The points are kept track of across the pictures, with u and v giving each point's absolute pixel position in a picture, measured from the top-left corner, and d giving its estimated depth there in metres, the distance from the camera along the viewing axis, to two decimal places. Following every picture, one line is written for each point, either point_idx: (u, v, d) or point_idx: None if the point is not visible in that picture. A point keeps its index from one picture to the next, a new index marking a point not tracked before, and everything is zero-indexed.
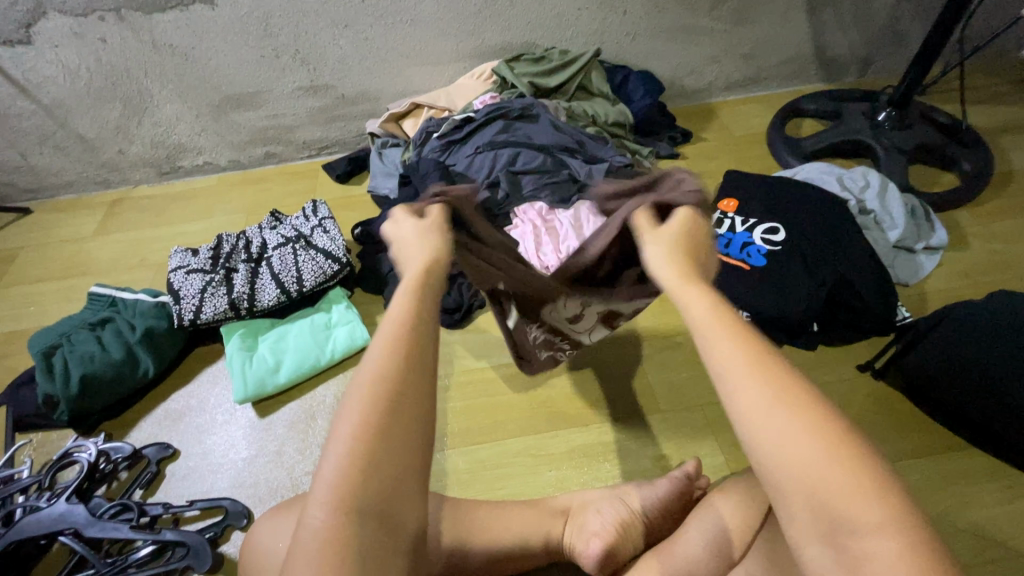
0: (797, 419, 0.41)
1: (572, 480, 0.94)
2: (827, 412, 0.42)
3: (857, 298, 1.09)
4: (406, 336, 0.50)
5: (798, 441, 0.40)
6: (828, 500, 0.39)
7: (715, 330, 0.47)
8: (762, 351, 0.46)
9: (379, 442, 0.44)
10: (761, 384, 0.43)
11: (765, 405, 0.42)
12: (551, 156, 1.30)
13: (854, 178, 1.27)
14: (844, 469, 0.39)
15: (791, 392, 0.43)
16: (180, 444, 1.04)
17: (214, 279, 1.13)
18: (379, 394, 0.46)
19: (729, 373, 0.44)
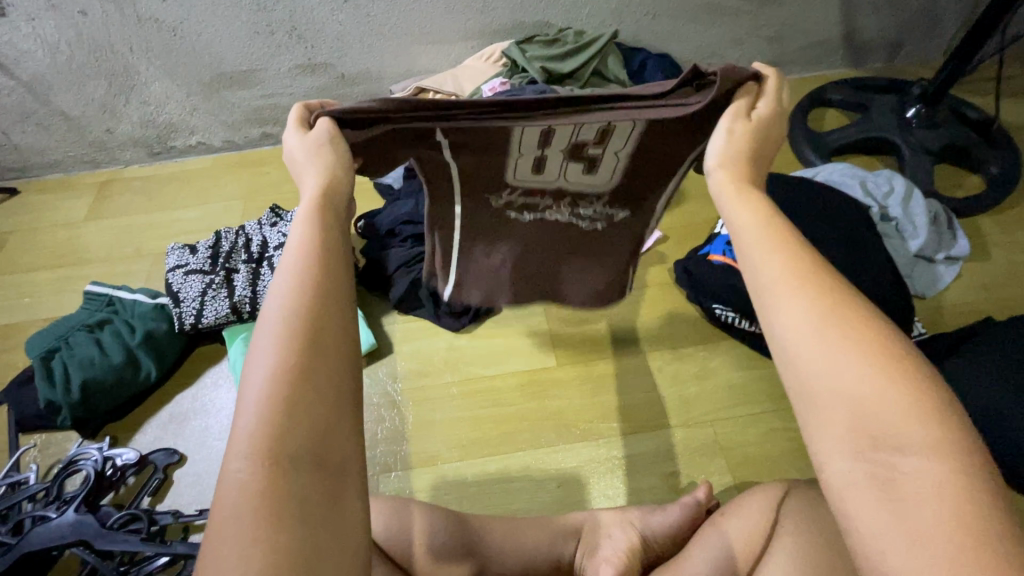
0: (849, 337, 0.39)
1: (579, 496, 0.94)
2: (883, 333, 0.40)
3: (874, 314, 1.07)
4: (313, 272, 0.45)
5: (856, 355, 0.38)
6: (882, 416, 0.36)
7: (769, 242, 0.46)
8: (818, 267, 0.44)
9: (304, 374, 0.40)
10: (810, 301, 0.41)
11: (820, 322, 0.40)
12: None
13: (878, 183, 1.22)
14: (899, 389, 0.37)
15: (842, 308, 0.41)
16: (186, 449, 1.03)
17: (214, 281, 1.08)
18: (294, 331, 0.42)
19: (777, 287, 0.43)
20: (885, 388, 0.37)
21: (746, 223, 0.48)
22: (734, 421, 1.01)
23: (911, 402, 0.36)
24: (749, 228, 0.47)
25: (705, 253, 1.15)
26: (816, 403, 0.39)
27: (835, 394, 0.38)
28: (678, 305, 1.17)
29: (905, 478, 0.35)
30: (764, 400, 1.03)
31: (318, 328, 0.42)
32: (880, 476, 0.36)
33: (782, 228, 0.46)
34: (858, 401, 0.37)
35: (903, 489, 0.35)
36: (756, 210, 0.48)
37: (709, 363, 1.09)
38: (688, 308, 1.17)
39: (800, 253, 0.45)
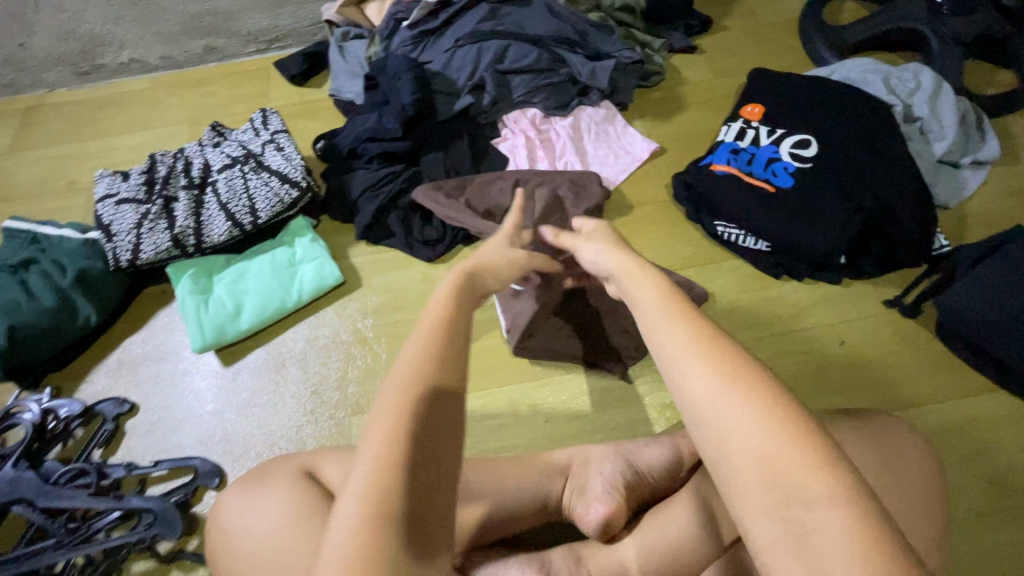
0: (743, 399, 0.42)
1: (568, 433, 0.87)
2: (774, 392, 0.42)
3: (895, 228, 0.94)
4: (442, 347, 0.49)
5: (743, 413, 0.41)
6: (778, 468, 0.39)
7: (670, 322, 0.49)
8: (713, 334, 0.47)
9: (416, 439, 0.44)
10: (708, 365, 0.44)
11: (716, 390, 0.43)
12: (546, 51, 1.12)
13: (903, 79, 1.08)
14: (786, 442, 0.39)
15: (738, 372, 0.43)
16: (139, 398, 0.94)
17: (150, 211, 0.94)
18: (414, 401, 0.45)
19: (675, 360, 0.46)
20: (775, 443, 0.39)
21: (651, 304, 0.52)
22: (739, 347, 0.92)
23: (798, 451, 0.39)
24: (653, 310, 0.51)
25: (707, 164, 1.05)
26: (723, 467, 0.41)
27: (738, 452, 0.40)
28: (676, 225, 1.06)
29: (811, 529, 0.37)
30: (770, 323, 0.94)
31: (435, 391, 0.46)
32: (791, 530, 0.37)
33: (683, 309, 0.50)
34: (763, 459, 0.39)
35: (808, 539, 0.36)
36: (659, 293, 0.53)
37: (709, 285, 0.99)
38: (687, 226, 1.06)
39: (699, 324, 0.48)
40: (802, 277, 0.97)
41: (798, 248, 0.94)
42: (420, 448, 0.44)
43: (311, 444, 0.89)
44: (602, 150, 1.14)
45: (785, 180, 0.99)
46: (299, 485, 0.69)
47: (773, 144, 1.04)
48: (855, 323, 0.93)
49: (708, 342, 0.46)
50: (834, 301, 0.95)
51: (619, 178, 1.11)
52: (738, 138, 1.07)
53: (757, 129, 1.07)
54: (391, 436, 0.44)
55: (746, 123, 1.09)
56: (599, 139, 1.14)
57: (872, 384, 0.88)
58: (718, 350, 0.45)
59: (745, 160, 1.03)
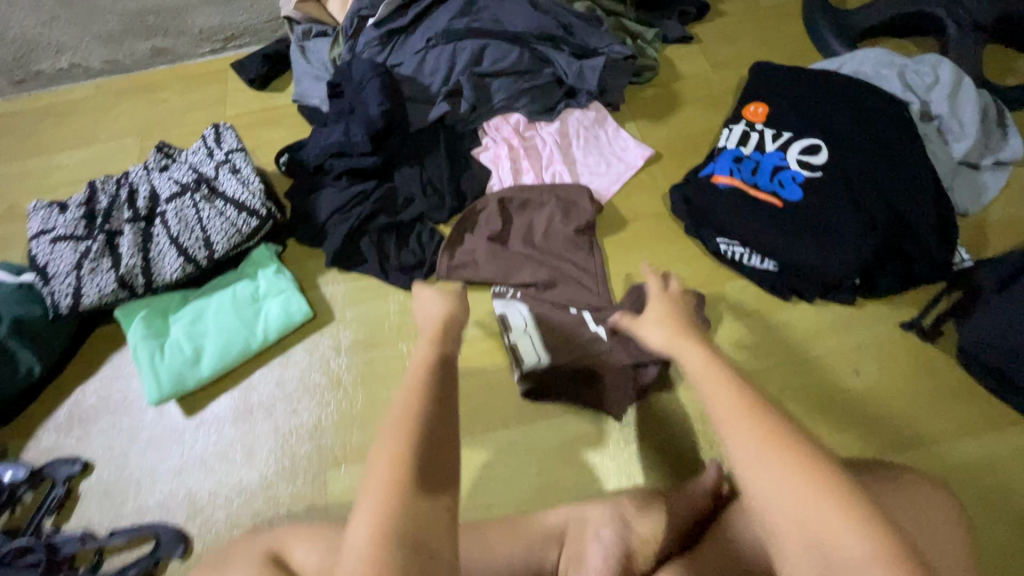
0: (788, 461, 0.41)
1: (563, 482, 0.80)
2: (816, 452, 0.42)
3: (914, 245, 0.86)
4: (422, 392, 0.50)
5: (783, 472, 0.41)
6: (822, 532, 0.38)
7: (709, 379, 0.48)
8: (753, 392, 0.46)
9: (409, 482, 0.44)
10: (749, 424, 0.44)
11: (754, 450, 0.43)
12: (528, 50, 1.01)
13: (920, 72, 0.99)
14: (823, 497, 0.39)
15: (780, 431, 0.43)
16: (94, 455, 0.86)
17: (90, 249, 0.84)
18: (401, 445, 0.46)
19: (718, 418, 0.45)
20: (810, 497, 0.40)
21: (694, 361, 0.52)
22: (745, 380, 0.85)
23: (836, 507, 0.39)
24: (694, 364, 0.51)
25: (708, 174, 0.97)
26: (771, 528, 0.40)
27: (787, 519, 0.40)
28: (675, 242, 0.97)
29: None
30: (778, 351, 0.87)
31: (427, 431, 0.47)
32: None
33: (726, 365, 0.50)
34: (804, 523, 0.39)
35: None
36: (699, 351, 0.53)
37: (712, 310, 0.91)
38: (686, 242, 0.97)
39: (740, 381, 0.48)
40: (813, 299, 0.89)
41: (807, 269, 0.87)
42: (411, 492, 0.44)
43: (285, 504, 0.82)
44: (592, 157, 1.04)
45: (793, 192, 0.91)
46: (261, 571, 0.59)
47: (780, 150, 0.95)
48: (868, 348, 0.86)
49: (752, 397, 0.46)
50: (847, 324, 0.88)
51: (611, 189, 1.02)
52: (740, 143, 0.98)
53: (762, 133, 0.98)
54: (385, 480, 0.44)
55: (749, 125, 1.00)
56: (588, 145, 1.05)
57: (889, 418, 0.81)
58: (751, 400, 0.46)
59: (749, 169, 0.95)
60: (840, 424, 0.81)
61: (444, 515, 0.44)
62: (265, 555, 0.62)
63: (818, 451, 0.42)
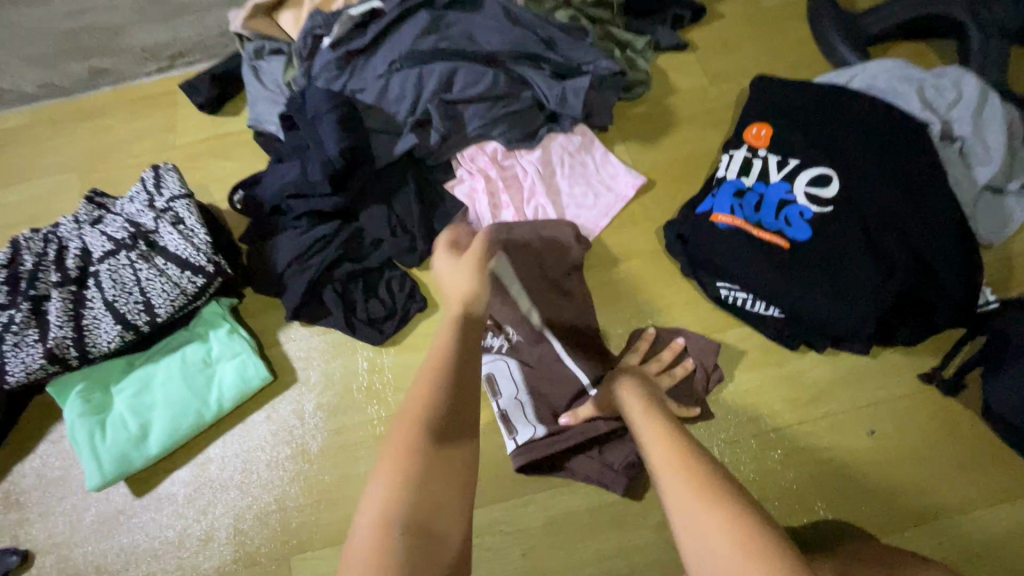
0: (723, 528, 0.47)
1: (551, 565, 0.73)
2: (755, 521, 0.47)
3: (934, 289, 0.78)
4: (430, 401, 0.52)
5: (714, 528, 0.47)
6: None
7: (653, 440, 0.58)
8: (698, 464, 0.53)
9: (419, 475, 0.49)
10: (713, 521, 0.48)
11: (691, 507, 0.50)
12: (504, 71, 0.91)
13: (940, 87, 0.89)
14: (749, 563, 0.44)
15: (720, 502, 0.49)
16: (34, 545, 0.78)
17: (13, 321, 0.75)
18: (406, 463, 0.49)
19: (661, 479, 0.54)
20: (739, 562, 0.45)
21: (636, 415, 0.64)
22: (749, 444, 0.78)
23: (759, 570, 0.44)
24: (651, 438, 0.59)
25: (706, 211, 0.87)
26: None
27: None
28: (671, 284, 0.89)
29: None
30: (786, 408, 0.79)
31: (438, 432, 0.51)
32: None
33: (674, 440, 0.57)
34: None
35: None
36: (642, 406, 0.65)
37: None
38: (682, 284, 0.88)
39: (691, 459, 0.54)
40: (823, 349, 0.81)
41: (817, 318, 0.79)
42: (420, 487, 0.49)
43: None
44: (579, 187, 0.94)
45: (801, 230, 0.82)
46: None
47: (786, 181, 0.86)
48: (884, 404, 0.78)
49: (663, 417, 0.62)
50: (860, 377, 0.80)
51: (600, 224, 0.92)
52: (742, 172, 0.88)
53: (766, 160, 0.88)
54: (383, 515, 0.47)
55: (752, 150, 0.90)
56: (574, 173, 0.95)
57: (906, 485, 0.74)
58: (671, 433, 0.59)
59: (752, 203, 0.85)
60: (853, 494, 0.74)
61: (457, 467, 0.51)
62: None
63: (731, 487, 0.51)
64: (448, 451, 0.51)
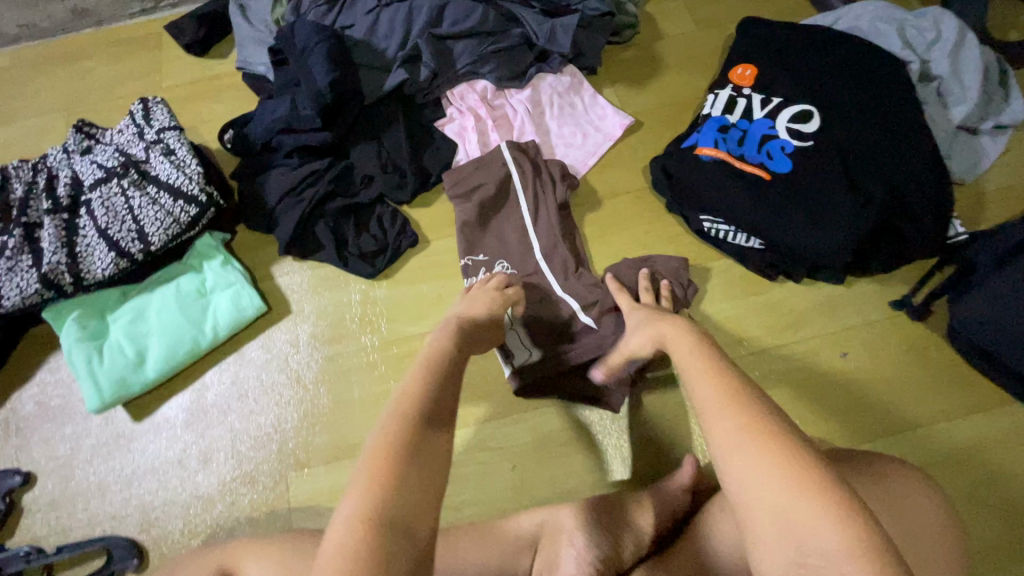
0: (765, 451, 0.42)
1: (537, 480, 0.76)
2: (798, 445, 0.42)
3: (909, 219, 0.80)
4: (421, 393, 0.50)
5: (763, 460, 0.41)
6: (799, 526, 0.38)
7: (693, 365, 0.52)
8: (739, 386, 0.47)
9: (401, 459, 0.44)
10: (754, 446, 0.42)
11: (735, 432, 0.43)
12: (494, 8, 0.92)
13: (920, 28, 0.91)
14: (796, 491, 0.39)
15: (763, 423, 0.43)
16: (36, 467, 0.80)
17: (7, 246, 0.75)
18: (393, 445, 0.45)
19: (701, 405, 0.47)
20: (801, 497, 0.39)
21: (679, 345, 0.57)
22: None
23: (814, 502, 0.39)
24: (687, 359, 0.53)
25: (692, 146, 0.89)
26: (745, 514, 0.41)
27: (760, 503, 0.40)
28: (656, 220, 0.91)
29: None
30: (763, 334, 0.83)
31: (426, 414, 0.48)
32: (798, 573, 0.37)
33: (713, 363, 0.51)
34: (776, 503, 0.39)
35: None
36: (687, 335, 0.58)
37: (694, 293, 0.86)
38: (667, 221, 0.91)
39: (734, 381, 0.48)
40: (801, 279, 0.85)
41: (795, 248, 0.82)
42: (401, 471, 0.44)
43: (245, 511, 0.77)
44: (567, 127, 0.96)
45: (781, 164, 0.84)
46: None
47: (768, 118, 0.88)
48: (856, 330, 0.82)
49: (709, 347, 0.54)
50: (835, 306, 0.84)
51: (588, 163, 0.94)
52: (727, 110, 0.90)
53: (750, 98, 0.90)
54: (368, 505, 0.41)
55: (736, 89, 0.92)
56: (563, 114, 0.96)
57: (876, 403, 0.78)
58: (715, 365, 0.51)
59: (735, 139, 0.87)
60: (825, 412, 0.78)
61: (438, 457, 0.46)
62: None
63: (774, 410, 0.45)
64: (436, 436, 0.47)
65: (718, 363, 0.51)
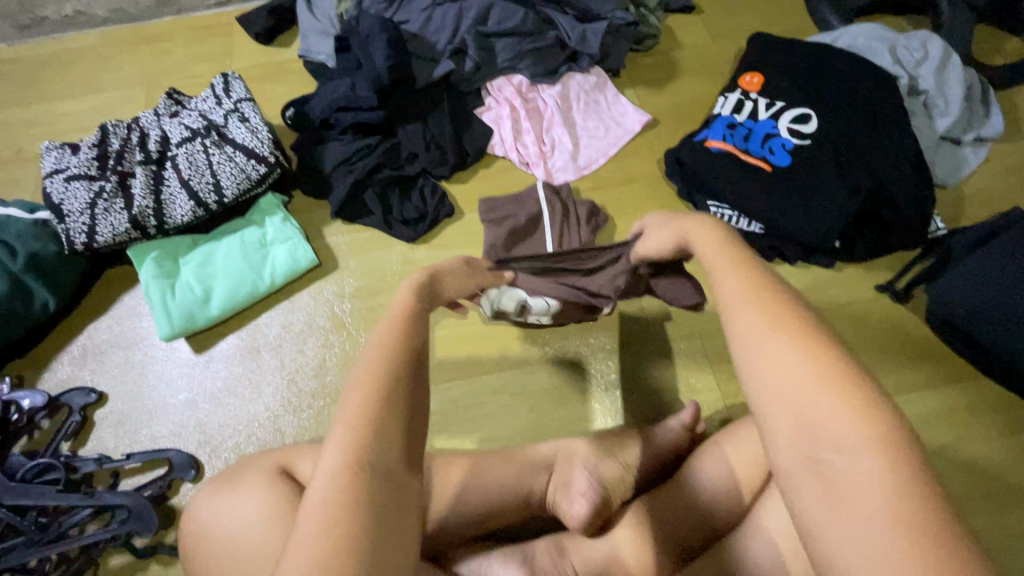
0: (789, 345, 0.39)
1: (552, 422, 0.86)
2: (829, 343, 0.39)
3: (893, 211, 0.90)
4: (395, 347, 0.47)
5: (788, 351, 0.39)
6: (819, 418, 0.36)
7: (721, 268, 0.48)
8: (766, 286, 0.44)
9: (380, 413, 0.43)
10: (781, 339, 0.40)
11: (760, 328, 0.41)
12: (533, 12, 1.05)
13: (910, 47, 1.02)
14: (822, 382, 0.37)
15: (789, 319, 0.41)
16: (107, 387, 0.90)
17: (104, 189, 0.87)
18: (371, 396, 0.43)
19: (728, 306, 0.44)
20: (821, 393, 0.37)
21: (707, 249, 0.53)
22: None
23: (837, 398, 0.36)
24: (712, 263, 0.50)
25: (702, 140, 1.00)
26: (763, 410, 0.39)
27: (780, 398, 0.38)
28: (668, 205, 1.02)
29: (839, 472, 0.34)
30: None
31: (397, 368, 0.46)
32: (817, 468, 0.35)
33: (742, 266, 0.47)
34: (796, 400, 0.37)
35: (836, 485, 0.34)
36: (713, 240, 0.53)
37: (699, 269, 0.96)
38: (678, 206, 1.01)
39: (763, 284, 0.45)
40: (796, 262, 0.95)
41: (791, 231, 0.92)
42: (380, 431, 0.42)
43: (290, 436, 0.87)
44: (592, 121, 1.07)
45: (782, 158, 0.95)
46: (275, 482, 0.67)
47: (772, 118, 0.99)
48: (843, 308, 0.92)
49: (732, 247, 0.51)
50: (825, 286, 0.94)
51: (609, 152, 1.05)
52: (735, 110, 1.02)
53: (756, 102, 1.01)
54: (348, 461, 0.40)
55: (744, 94, 1.03)
56: (588, 109, 1.08)
57: None
58: (744, 266, 0.47)
59: (742, 135, 0.98)
60: None
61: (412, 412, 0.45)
62: (277, 471, 0.69)
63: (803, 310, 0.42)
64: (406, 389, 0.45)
65: (750, 267, 0.47)
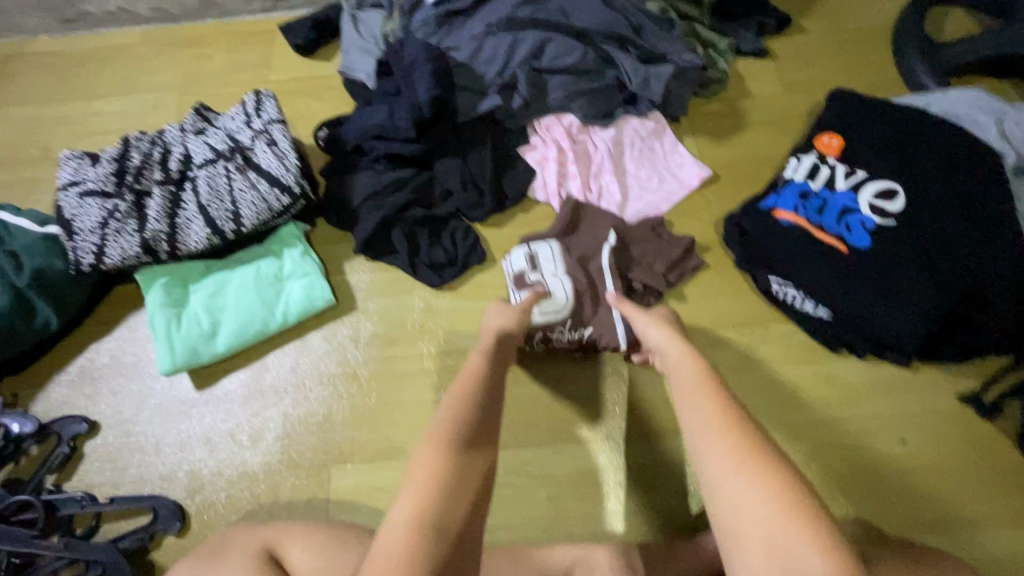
0: (754, 475, 0.45)
1: (572, 515, 0.76)
2: (789, 476, 0.45)
3: (988, 313, 0.78)
4: (462, 412, 0.52)
5: (752, 481, 0.45)
6: (784, 548, 0.41)
7: (697, 392, 0.54)
8: (733, 413, 0.51)
9: (445, 470, 0.47)
10: (746, 471, 0.46)
11: (728, 458, 0.47)
12: (592, 48, 0.96)
13: (1020, 122, 0.90)
14: (784, 515, 0.43)
15: (754, 452, 0.47)
16: (101, 416, 0.85)
17: (118, 208, 0.82)
18: (440, 455, 0.48)
19: (699, 435, 0.50)
20: (787, 523, 0.42)
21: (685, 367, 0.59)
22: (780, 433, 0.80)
23: (799, 530, 0.42)
24: (689, 385, 0.55)
25: (769, 208, 0.90)
26: (731, 536, 0.44)
27: (749, 525, 0.43)
28: (723, 274, 0.91)
29: None
30: (819, 407, 0.82)
31: (465, 430, 0.51)
32: None
33: (716, 391, 0.53)
34: (767, 529, 0.43)
35: None
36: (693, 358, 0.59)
37: (753, 352, 0.85)
38: (735, 277, 0.91)
39: (732, 411, 0.51)
40: (865, 355, 0.84)
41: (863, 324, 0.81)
42: (445, 489, 0.46)
43: (285, 494, 0.80)
44: (645, 171, 0.97)
45: (859, 239, 0.84)
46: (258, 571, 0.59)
47: (851, 190, 0.88)
48: (917, 417, 0.80)
49: (711, 373, 0.56)
50: (898, 389, 0.82)
51: (661, 208, 0.95)
52: (808, 176, 0.91)
53: (833, 169, 0.90)
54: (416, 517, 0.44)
55: (821, 157, 0.92)
56: (642, 157, 0.98)
57: (928, 495, 0.76)
58: (716, 387, 0.54)
59: (814, 207, 0.88)
60: (874, 496, 0.76)
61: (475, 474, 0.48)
62: (262, 553, 0.61)
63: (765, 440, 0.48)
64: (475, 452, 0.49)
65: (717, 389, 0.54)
